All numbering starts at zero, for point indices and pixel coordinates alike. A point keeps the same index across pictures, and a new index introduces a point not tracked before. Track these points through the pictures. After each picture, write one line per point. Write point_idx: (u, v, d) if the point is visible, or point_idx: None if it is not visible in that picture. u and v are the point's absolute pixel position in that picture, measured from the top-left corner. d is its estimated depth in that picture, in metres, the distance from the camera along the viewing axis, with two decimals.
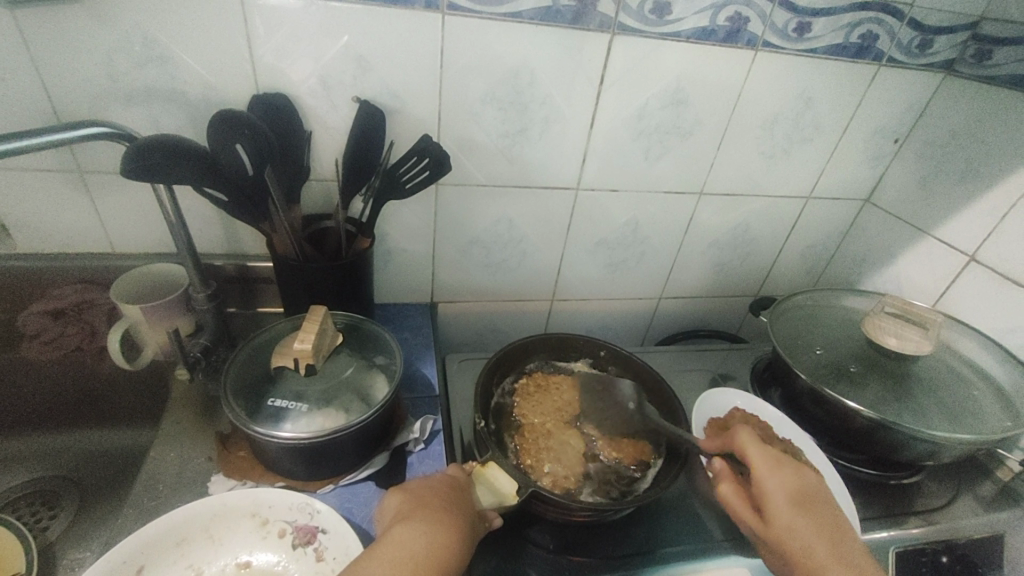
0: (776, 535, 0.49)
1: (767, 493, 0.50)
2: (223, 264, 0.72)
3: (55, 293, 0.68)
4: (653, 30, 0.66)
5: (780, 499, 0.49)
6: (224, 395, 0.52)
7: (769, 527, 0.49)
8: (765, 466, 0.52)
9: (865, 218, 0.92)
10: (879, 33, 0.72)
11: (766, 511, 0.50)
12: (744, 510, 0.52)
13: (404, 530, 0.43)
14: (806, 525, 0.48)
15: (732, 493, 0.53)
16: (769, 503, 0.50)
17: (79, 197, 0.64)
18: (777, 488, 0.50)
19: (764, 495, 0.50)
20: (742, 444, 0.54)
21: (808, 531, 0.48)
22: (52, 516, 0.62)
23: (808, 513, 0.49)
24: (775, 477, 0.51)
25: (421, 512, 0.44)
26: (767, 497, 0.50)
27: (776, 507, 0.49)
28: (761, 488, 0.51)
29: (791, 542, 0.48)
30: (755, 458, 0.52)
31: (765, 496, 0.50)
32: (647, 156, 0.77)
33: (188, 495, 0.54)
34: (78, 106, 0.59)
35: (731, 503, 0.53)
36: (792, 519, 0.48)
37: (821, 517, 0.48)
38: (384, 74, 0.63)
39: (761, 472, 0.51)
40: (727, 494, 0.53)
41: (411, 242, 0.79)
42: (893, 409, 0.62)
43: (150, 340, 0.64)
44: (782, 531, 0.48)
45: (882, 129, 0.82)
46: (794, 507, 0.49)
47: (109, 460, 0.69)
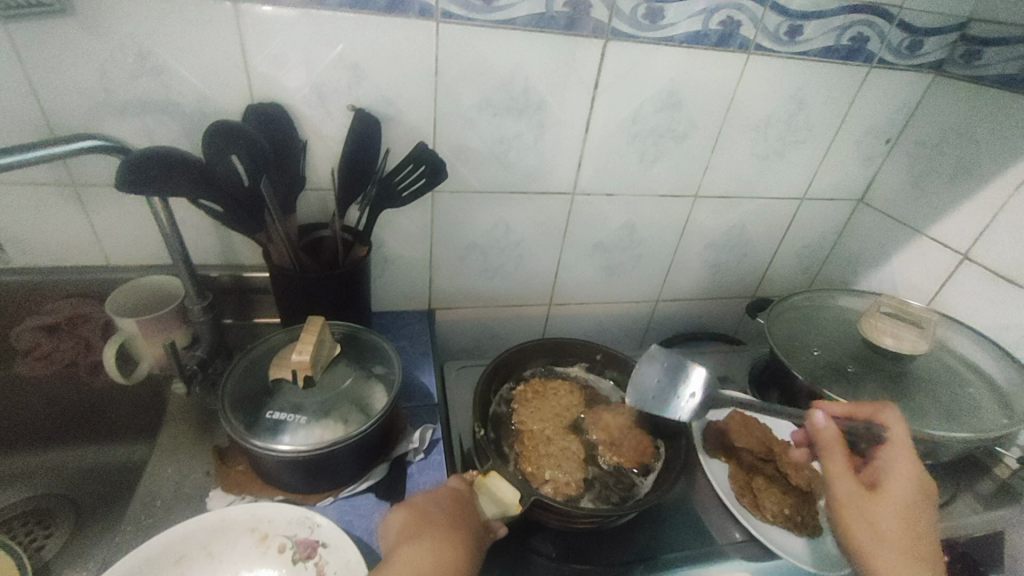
0: (874, 511, 0.50)
1: (891, 479, 0.52)
2: (219, 275, 0.72)
3: (49, 306, 0.67)
4: (646, 35, 0.66)
5: (902, 491, 0.51)
6: (222, 408, 0.52)
7: (873, 502, 0.51)
8: (905, 458, 0.53)
9: (859, 218, 0.92)
10: (869, 36, 0.72)
11: (877, 491, 0.51)
12: (846, 474, 0.52)
13: (410, 549, 0.43)
14: (906, 521, 0.50)
15: (841, 456, 0.53)
16: (890, 487, 0.51)
17: (73, 211, 0.64)
18: (904, 481, 0.52)
19: (886, 478, 0.52)
20: (894, 429, 0.54)
21: (907, 528, 0.50)
22: (47, 534, 0.61)
23: (913, 513, 0.50)
24: (908, 471, 0.52)
25: (427, 529, 0.44)
26: (886, 482, 0.52)
27: (892, 492, 0.51)
28: (889, 473, 0.53)
29: (884, 526, 0.49)
30: (898, 445, 0.54)
31: (888, 480, 0.52)
32: (643, 160, 0.77)
33: (186, 511, 0.53)
34: (71, 119, 0.58)
35: (837, 462, 0.53)
36: (901, 510, 0.50)
37: (921, 520, 0.50)
38: (378, 83, 0.63)
39: (900, 455, 0.53)
40: (832, 446, 0.53)
41: (408, 250, 0.79)
42: (897, 405, 0.61)
43: (145, 352, 0.63)
44: (878, 510, 0.50)
45: (875, 130, 0.83)
46: (913, 503, 0.51)
47: (103, 475, 0.68)
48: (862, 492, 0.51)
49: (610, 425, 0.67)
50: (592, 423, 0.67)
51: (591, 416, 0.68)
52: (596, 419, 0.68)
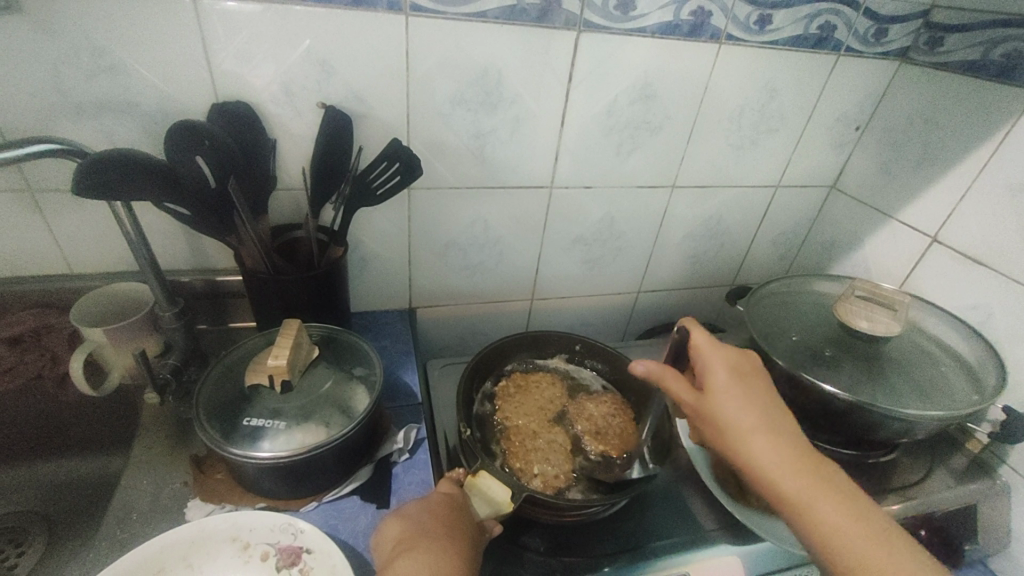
0: (710, 408, 0.50)
1: (711, 369, 0.52)
2: (190, 279, 0.70)
3: (9, 318, 0.64)
4: (618, 26, 0.66)
5: (723, 376, 0.51)
6: (197, 418, 0.50)
7: (706, 400, 0.51)
8: (714, 348, 0.54)
9: (832, 204, 0.94)
10: (836, 24, 0.73)
11: (706, 387, 0.52)
12: (682, 385, 0.53)
13: (406, 564, 0.40)
14: (739, 395, 0.50)
15: (673, 372, 0.54)
16: (710, 377, 0.52)
17: (31, 218, 0.61)
18: (721, 366, 0.52)
19: (707, 372, 0.52)
20: (694, 331, 0.54)
21: (744, 403, 0.50)
22: (19, 553, 0.59)
23: (744, 389, 0.50)
24: (721, 358, 0.53)
25: (424, 541, 0.42)
26: (708, 374, 0.52)
27: (715, 380, 0.51)
28: (705, 365, 0.53)
29: (724, 412, 0.49)
30: (704, 343, 0.54)
31: (707, 372, 0.52)
32: (619, 152, 0.77)
33: (163, 523, 0.51)
34: (24, 122, 0.56)
35: (672, 381, 0.53)
36: (729, 392, 0.50)
37: (755, 391, 0.51)
38: (349, 79, 0.62)
39: (706, 349, 0.53)
40: (661, 373, 0.54)
41: (386, 249, 0.78)
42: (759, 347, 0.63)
43: (115, 361, 0.62)
44: (714, 403, 0.50)
45: (845, 117, 0.84)
46: (732, 380, 0.51)
47: (78, 489, 0.66)
48: (699, 396, 0.51)
49: (593, 415, 0.67)
50: (574, 415, 0.67)
51: (573, 407, 0.69)
52: (578, 409, 0.68)
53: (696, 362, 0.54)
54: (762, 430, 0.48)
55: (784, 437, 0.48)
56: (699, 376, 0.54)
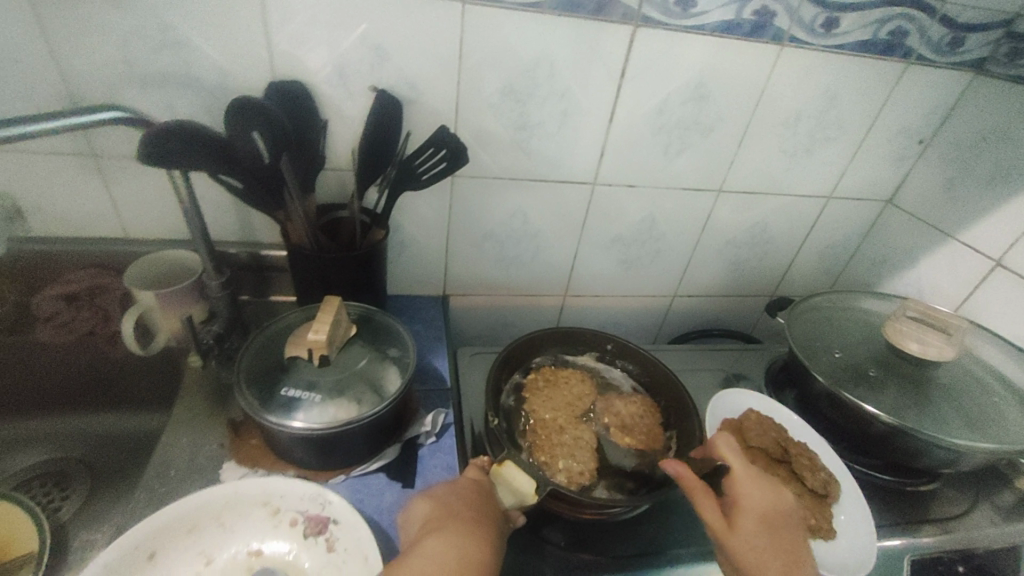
0: (737, 549, 0.49)
1: (744, 506, 0.51)
2: (236, 251, 0.72)
3: (69, 277, 0.68)
4: (677, 23, 0.64)
5: (756, 519, 0.50)
6: (237, 384, 0.52)
7: (735, 538, 0.49)
8: (749, 482, 0.53)
9: (886, 220, 0.90)
10: (908, 30, 0.70)
11: (736, 526, 0.50)
12: (712, 511, 0.50)
13: (432, 543, 0.41)
14: (771, 545, 0.49)
15: (708, 494, 0.51)
16: (742, 518, 0.50)
17: (94, 183, 0.64)
18: (754, 505, 0.51)
19: (738, 508, 0.51)
20: (732, 461, 0.54)
21: (772, 554, 0.48)
22: (63, 497, 0.63)
23: (776, 537, 0.49)
24: (755, 495, 0.52)
25: (449, 523, 0.42)
26: (741, 510, 0.51)
27: (747, 521, 0.50)
28: (738, 501, 0.52)
29: (752, 558, 0.48)
30: (740, 476, 0.53)
31: (742, 511, 0.51)
32: (666, 152, 0.76)
33: (199, 481, 0.54)
34: (95, 91, 0.58)
35: (704, 502, 0.50)
36: (758, 536, 0.49)
37: (784, 542, 0.50)
38: (402, 63, 0.62)
39: (740, 482, 0.53)
40: (694, 489, 0.51)
41: (425, 235, 0.78)
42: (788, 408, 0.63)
43: (161, 324, 0.64)
44: (743, 543, 0.49)
45: (908, 129, 0.80)
46: (763, 528, 0.50)
47: (120, 443, 0.69)
48: (727, 531, 0.50)
49: (621, 416, 0.66)
50: (602, 414, 0.67)
51: (602, 406, 0.68)
52: (607, 409, 0.68)
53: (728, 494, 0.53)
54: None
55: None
56: (730, 506, 0.52)
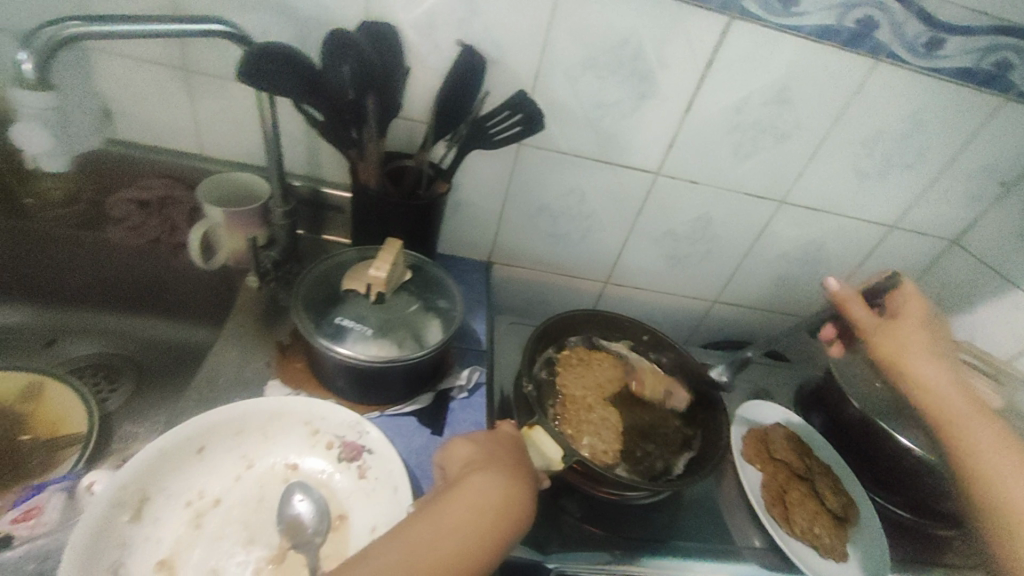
0: (896, 336, 0.61)
1: (908, 301, 0.63)
2: (300, 185, 0.74)
3: (143, 182, 0.70)
4: (775, 20, 0.63)
5: (920, 308, 0.62)
6: (295, 305, 0.54)
7: (894, 327, 0.62)
8: (916, 297, 0.63)
9: (948, 259, 0.87)
10: (1013, 63, 0.67)
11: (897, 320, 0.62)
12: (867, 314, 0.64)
13: (481, 478, 0.41)
14: (926, 334, 0.61)
15: (862, 302, 0.66)
16: (905, 314, 0.62)
17: (180, 96, 0.67)
18: (916, 312, 0.62)
19: (903, 307, 0.63)
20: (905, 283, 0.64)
21: (923, 344, 0.60)
22: (112, 389, 0.67)
23: (931, 334, 0.61)
24: (920, 305, 0.63)
25: (496, 466, 0.43)
26: (905, 305, 0.63)
27: (909, 317, 0.62)
28: (903, 302, 0.63)
29: (908, 344, 0.60)
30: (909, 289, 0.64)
31: (906, 300, 0.63)
32: (737, 152, 0.75)
33: (244, 393, 0.56)
34: (199, 6, 0.60)
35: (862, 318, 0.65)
36: (917, 321, 0.62)
37: (938, 342, 0.61)
38: (493, 22, 0.62)
39: (908, 299, 0.64)
40: (851, 300, 0.65)
41: (482, 199, 0.79)
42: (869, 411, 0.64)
43: (224, 241, 0.66)
44: (903, 328, 0.61)
45: (991, 169, 0.77)
46: (920, 326, 0.61)
47: (168, 351, 0.73)
48: (885, 322, 0.63)
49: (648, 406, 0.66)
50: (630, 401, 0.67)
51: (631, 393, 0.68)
52: (636, 397, 0.68)
53: (891, 301, 0.65)
54: (955, 390, 0.57)
55: (972, 401, 0.56)
56: (892, 307, 0.64)
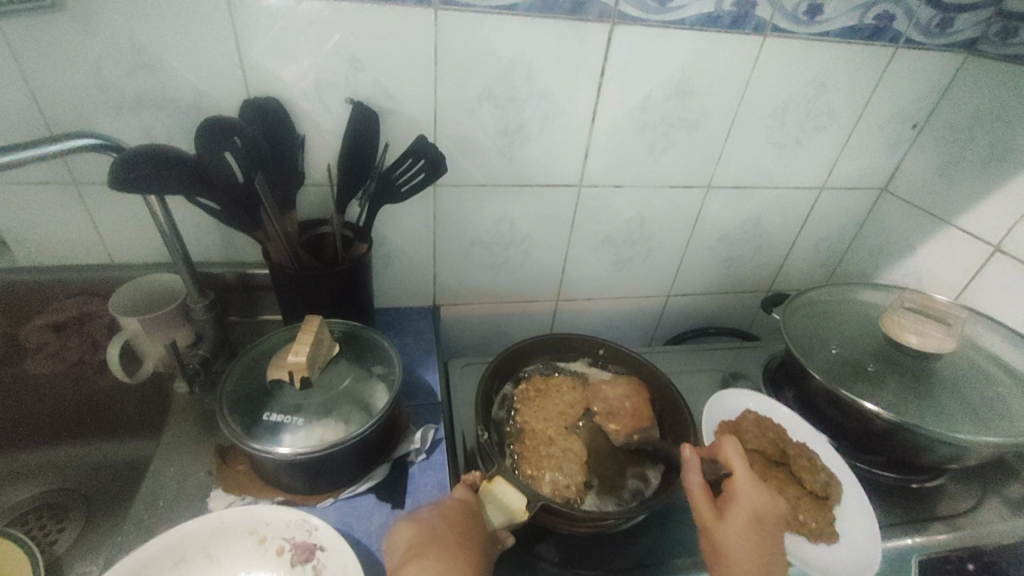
0: (721, 542, 0.48)
1: (741, 489, 0.51)
2: (221, 272, 0.71)
3: (55, 305, 0.68)
4: (655, 19, 0.63)
5: (747, 513, 0.49)
6: (220, 411, 0.51)
7: (723, 529, 0.48)
8: (749, 482, 0.51)
9: (882, 207, 0.88)
10: (895, 14, 0.68)
11: (727, 517, 0.49)
12: (704, 503, 0.50)
13: (416, 570, 0.41)
14: (754, 542, 0.47)
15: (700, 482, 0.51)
16: (734, 509, 0.49)
17: (75, 209, 0.64)
18: (749, 501, 0.50)
19: (733, 500, 0.50)
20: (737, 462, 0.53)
21: (754, 552, 0.47)
22: (59, 529, 0.63)
23: (765, 572, 0.46)
24: (753, 493, 0.50)
25: (434, 548, 0.42)
26: (737, 493, 0.50)
27: (737, 515, 0.49)
28: (735, 492, 0.51)
29: (735, 552, 0.47)
30: (741, 473, 0.52)
31: (734, 504, 0.50)
32: (652, 149, 0.74)
33: (187, 510, 0.53)
34: (68, 118, 0.57)
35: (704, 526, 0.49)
36: (747, 539, 0.47)
37: (767, 548, 0.48)
38: (377, 75, 0.61)
39: (742, 482, 0.51)
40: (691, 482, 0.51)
41: (412, 246, 0.77)
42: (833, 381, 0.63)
43: (149, 350, 0.63)
44: (729, 534, 0.48)
45: (900, 115, 0.78)
46: (752, 527, 0.48)
47: (115, 471, 0.69)
48: (716, 518, 0.49)
49: (613, 410, 0.65)
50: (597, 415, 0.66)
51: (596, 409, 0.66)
52: (602, 409, 0.66)
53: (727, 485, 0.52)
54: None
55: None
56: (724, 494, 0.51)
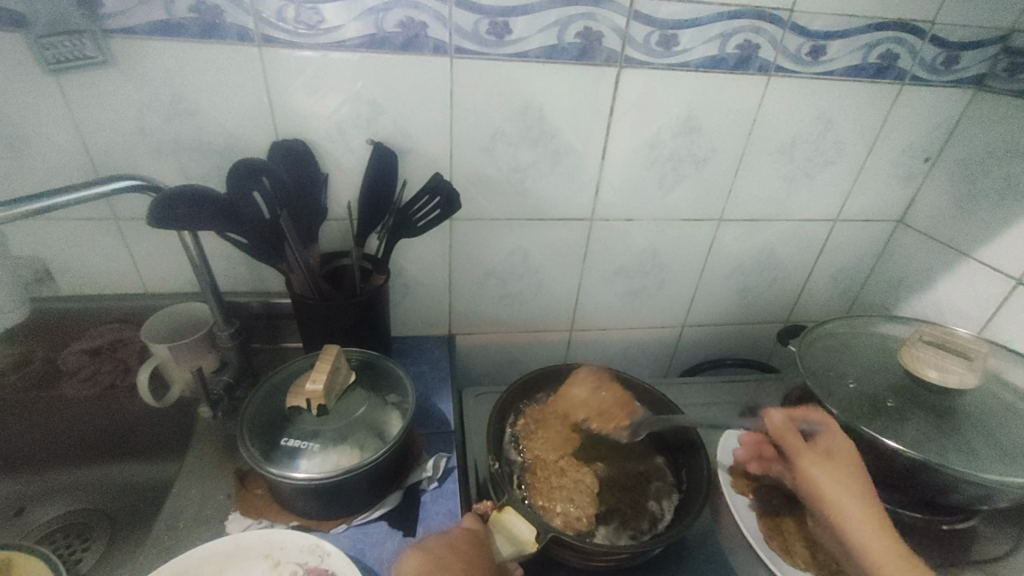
0: (824, 486, 0.52)
1: (833, 435, 0.56)
2: (246, 301, 0.75)
3: (92, 332, 0.72)
4: (661, 62, 0.66)
5: (844, 458, 0.54)
6: (240, 435, 0.53)
7: (825, 474, 0.53)
8: (836, 429, 0.56)
9: (898, 239, 0.87)
10: (898, 53, 0.69)
11: (828, 461, 0.54)
12: (803, 449, 0.55)
13: None
14: (859, 487, 0.52)
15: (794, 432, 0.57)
16: (835, 455, 0.54)
17: (114, 242, 0.68)
18: (842, 445, 0.55)
19: (830, 445, 0.55)
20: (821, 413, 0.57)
21: (855, 493, 0.51)
22: (84, 548, 0.65)
23: (875, 512, 0.50)
24: (841, 438, 0.55)
25: None
26: (832, 439, 0.55)
27: (839, 460, 0.53)
28: (830, 440, 0.55)
29: (842, 496, 0.51)
30: (827, 420, 0.57)
31: (834, 449, 0.54)
32: (662, 184, 0.76)
33: (206, 533, 0.55)
34: (113, 159, 0.62)
35: (804, 467, 0.54)
36: (850, 479, 0.52)
37: (869, 489, 0.52)
38: (398, 117, 0.65)
39: (831, 428, 0.56)
40: (786, 433, 0.57)
41: (428, 277, 0.80)
42: (852, 415, 0.62)
43: (176, 375, 0.66)
44: (828, 472, 0.53)
45: (911, 149, 0.79)
46: (851, 469, 0.53)
47: (138, 492, 0.71)
48: (817, 460, 0.54)
49: (602, 411, 0.67)
50: (590, 422, 0.68)
51: (584, 417, 0.68)
52: (589, 414, 0.67)
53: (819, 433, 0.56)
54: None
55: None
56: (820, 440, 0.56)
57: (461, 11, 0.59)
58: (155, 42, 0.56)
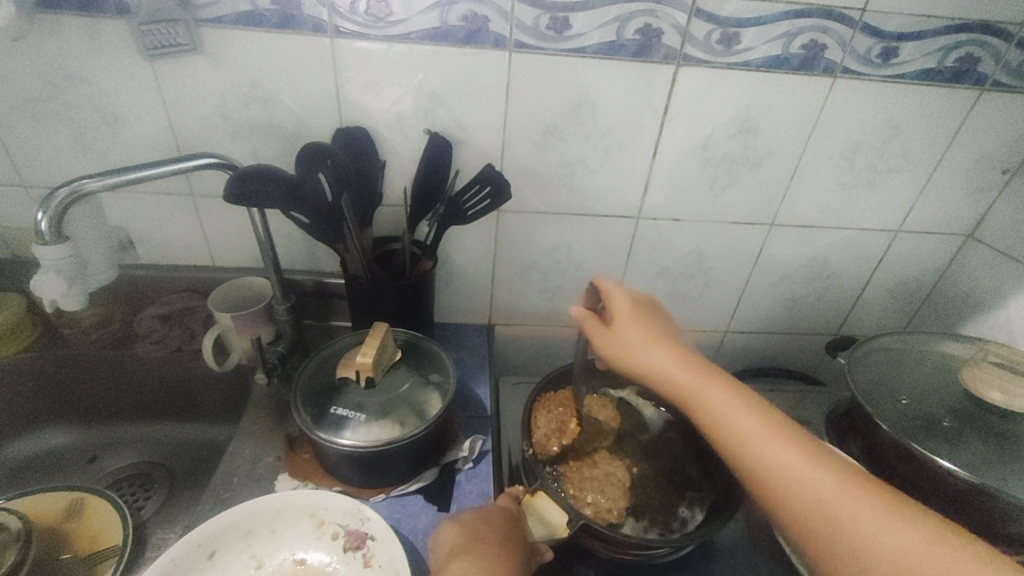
0: (636, 359, 0.50)
1: (615, 301, 0.53)
2: (301, 278, 0.79)
3: (164, 298, 0.77)
4: (720, 60, 0.65)
5: (629, 316, 0.51)
6: (294, 400, 0.57)
7: (627, 347, 0.50)
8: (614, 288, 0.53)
9: (966, 254, 0.83)
10: (979, 57, 0.66)
11: (622, 334, 0.51)
12: (601, 338, 0.52)
13: (462, 563, 0.43)
14: (664, 344, 0.50)
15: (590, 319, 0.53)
16: (621, 321, 0.51)
17: (189, 218, 0.74)
18: (623, 303, 0.52)
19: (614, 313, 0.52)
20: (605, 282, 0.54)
21: (661, 348, 0.50)
22: (146, 497, 0.71)
23: (679, 352, 0.50)
24: (621, 296, 0.52)
25: (479, 547, 0.45)
26: (614, 307, 0.52)
27: (627, 328, 0.51)
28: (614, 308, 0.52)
29: (650, 359, 0.49)
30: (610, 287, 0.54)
31: (619, 317, 0.52)
32: (713, 187, 0.75)
33: (257, 489, 0.59)
34: (194, 140, 0.67)
35: (608, 347, 0.51)
36: (646, 331, 0.51)
37: (673, 340, 0.51)
38: (454, 109, 0.67)
39: (610, 291, 0.53)
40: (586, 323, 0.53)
41: (473, 267, 0.82)
42: (904, 432, 0.59)
43: (236, 344, 0.71)
44: (624, 333, 0.51)
45: (987, 160, 0.75)
46: (638, 324, 0.51)
47: (196, 451, 0.77)
48: (608, 334, 0.52)
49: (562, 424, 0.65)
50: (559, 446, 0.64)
51: (553, 443, 0.63)
52: (558, 439, 0.64)
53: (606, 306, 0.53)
54: (759, 419, 0.46)
55: (773, 421, 0.46)
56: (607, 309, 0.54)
57: (523, 6, 0.61)
58: (238, 31, 0.60)
